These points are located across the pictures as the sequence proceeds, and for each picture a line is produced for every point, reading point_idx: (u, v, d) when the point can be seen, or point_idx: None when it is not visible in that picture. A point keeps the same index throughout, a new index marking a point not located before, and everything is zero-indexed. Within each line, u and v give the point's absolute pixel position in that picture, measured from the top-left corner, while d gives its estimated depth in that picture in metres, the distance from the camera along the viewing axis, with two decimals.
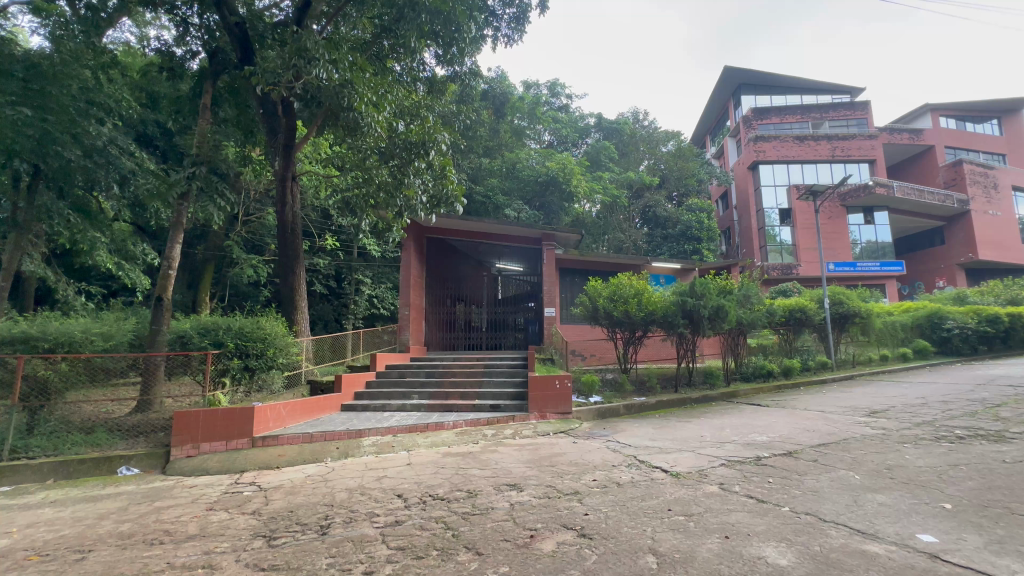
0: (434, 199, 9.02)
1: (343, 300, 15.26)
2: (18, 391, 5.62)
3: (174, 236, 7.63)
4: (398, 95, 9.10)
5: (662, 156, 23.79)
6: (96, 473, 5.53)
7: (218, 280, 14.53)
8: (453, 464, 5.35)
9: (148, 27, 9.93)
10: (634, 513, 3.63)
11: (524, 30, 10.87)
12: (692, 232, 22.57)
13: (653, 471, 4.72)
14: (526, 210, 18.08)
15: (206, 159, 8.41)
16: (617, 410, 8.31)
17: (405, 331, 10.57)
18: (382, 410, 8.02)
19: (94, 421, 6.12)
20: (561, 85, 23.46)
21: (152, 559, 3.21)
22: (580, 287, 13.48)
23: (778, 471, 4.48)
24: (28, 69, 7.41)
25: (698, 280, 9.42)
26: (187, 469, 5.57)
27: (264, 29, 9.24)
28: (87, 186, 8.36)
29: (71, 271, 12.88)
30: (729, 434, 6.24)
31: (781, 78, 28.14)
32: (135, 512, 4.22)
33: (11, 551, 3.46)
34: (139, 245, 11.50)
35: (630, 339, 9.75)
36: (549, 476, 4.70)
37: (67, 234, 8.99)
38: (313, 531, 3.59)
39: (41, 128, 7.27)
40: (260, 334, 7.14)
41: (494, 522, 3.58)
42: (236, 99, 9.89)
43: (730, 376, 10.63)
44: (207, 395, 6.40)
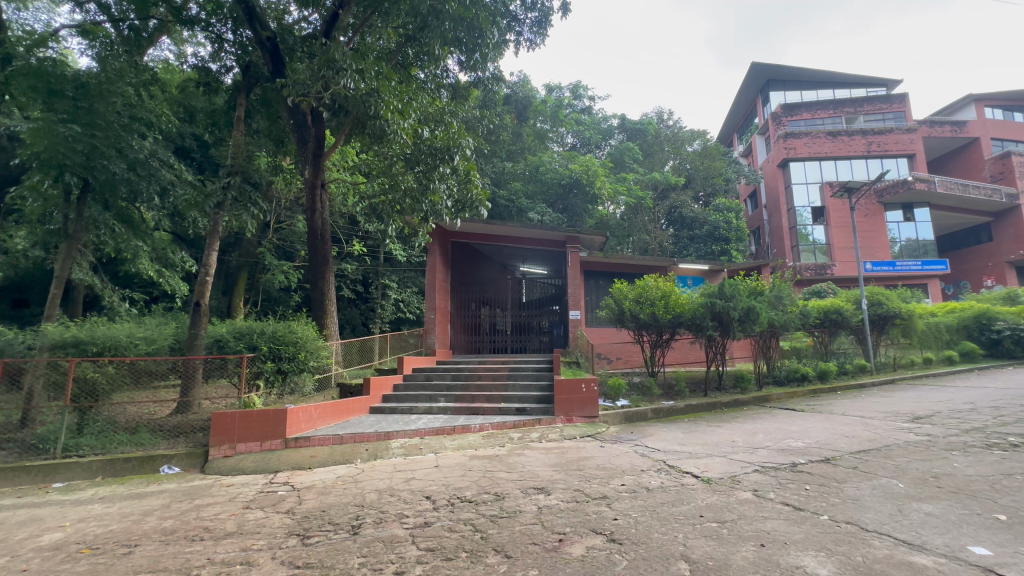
0: (459, 204, 9.32)
1: (370, 304, 15.63)
2: (69, 392, 5.97)
3: (210, 243, 7.92)
4: (422, 102, 9.21)
5: (687, 156, 23.41)
6: (140, 471, 5.79)
7: (251, 286, 15.03)
8: (480, 467, 5.38)
9: (185, 44, 10.38)
10: (664, 518, 3.57)
11: (547, 34, 10.81)
12: (721, 233, 21.98)
13: (684, 477, 4.63)
14: (550, 212, 17.99)
15: (240, 169, 8.81)
16: (645, 414, 8.19)
17: (431, 334, 10.71)
18: (409, 412, 8.14)
19: (138, 421, 6.39)
20: (583, 88, 23.36)
21: (193, 555, 3.33)
22: (606, 288, 13.34)
23: (816, 479, 4.32)
24: (78, 88, 7.74)
25: (727, 281, 9.21)
26: (225, 469, 5.77)
27: (294, 41, 9.54)
28: (131, 198, 8.73)
29: (116, 278, 13.55)
30: (762, 439, 6.06)
31: (811, 72, 27.36)
32: (177, 509, 4.39)
33: (64, 544, 3.65)
34: (178, 253, 12.14)
35: (658, 342, 9.60)
36: (576, 480, 4.66)
37: (112, 242, 9.43)
38: (344, 530, 3.65)
39: (89, 144, 7.60)
40: (293, 337, 7.35)
41: (523, 525, 3.58)
42: (268, 110, 10.19)
43: (763, 380, 10.36)
44: (243, 397, 6.57)
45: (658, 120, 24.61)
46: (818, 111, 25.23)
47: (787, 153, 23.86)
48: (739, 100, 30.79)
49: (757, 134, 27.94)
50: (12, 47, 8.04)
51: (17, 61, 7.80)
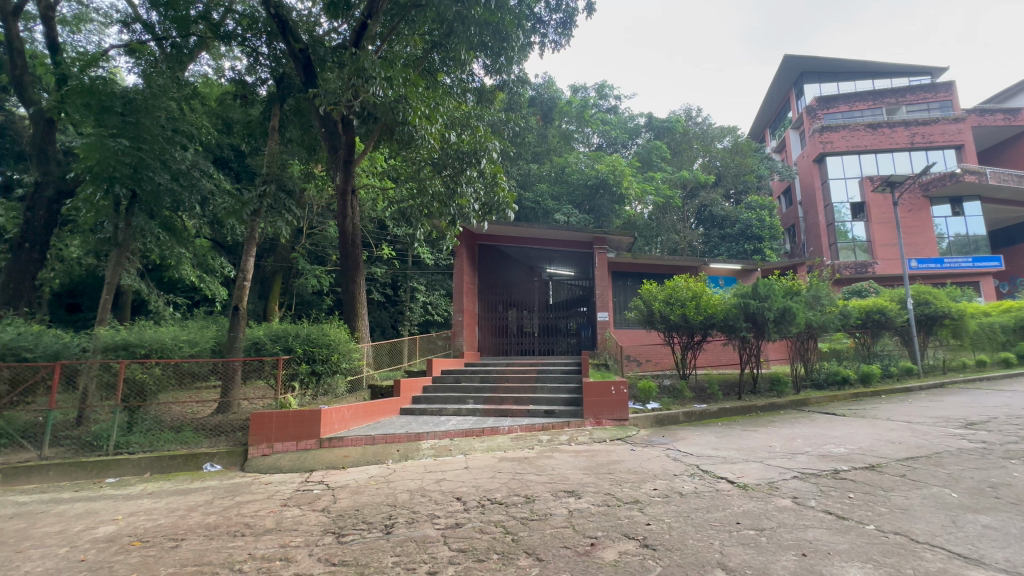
0: (486, 207, 9.38)
1: (399, 307, 15.91)
2: (120, 392, 6.32)
3: (248, 249, 8.22)
4: (449, 107, 9.23)
5: (717, 153, 22.85)
6: (185, 467, 6.07)
7: (285, 290, 15.52)
8: (509, 469, 5.39)
9: (223, 59, 10.83)
10: (699, 524, 3.49)
11: (572, 34, 10.68)
12: (753, 231, 21.31)
13: (718, 482, 4.51)
14: (576, 214, 17.85)
15: (275, 177, 9.11)
16: (677, 417, 8.02)
17: (459, 336, 10.81)
18: (438, 414, 8.23)
19: (183, 420, 6.68)
20: (609, 87, 23.13)
21: (235, 550, 3.45)
22: (634, 289, 13.15)
23: (861, 486, 4.13)
24: (126, 104, 8.13)
25: (761, 281, 8.95)
26: (263, 467, 5.97)
27: (325, 52, 9.79)
28: (174, 207, 9.13)
29: (160, 283, 14.22)
30: (801, 444, 5.84)
31: (848, 63, 26.29)
32: (220, 506, 4.56)
33: (117, 536, 3.85)
34: (217, 259, 12.65)
35: (689, 344, 9.40)
36: (607, 484, 4.60)
37: (158, 250, 9.90)
38: (378, 530, 3.72)
39: (136, 156, 7.99)
40: (325, 339, 7.53)
41: (554, 528, 3.56)
42: (301, 120, 10.50)
43: (800, 383, 9.99)
44: (279, 397, 6.77)
45: (687, 118, 24.13)
46: (857, 102, 24.19)
47: (823, 148, 23.00)
48: (771, 95, 29.88)
49: (790, 129, 27.05)
50: (69, 68, 8.59)
51: (72, 81, 8.29)
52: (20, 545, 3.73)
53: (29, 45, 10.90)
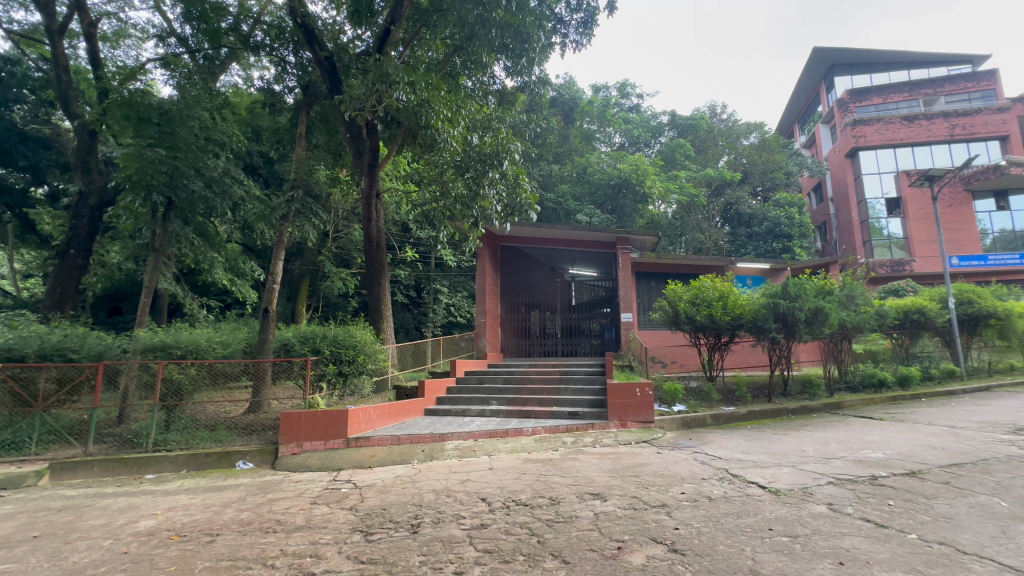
0: (508, 208, 9.39)
1: (423, 308, 16.09)
2: (158, 392, 6.58)
3: (276, 253, 8.42)
4: (471, 109, 9.29)
5: (744, 149, 22.35)
6: (219, 465, 6.27)
7: (313, 292, 15.89)
8: (534, 470, 5.38)
9: (252, 69, 11.18)
10: (729, 530, 3.41)
11: (593, 34, 10.56)
12: (782, 229, 20.72)
13: (748, 487, 4.40)
14: (598, 214, 17.69)
15: (302, 183, 9.36)
16: (704, 420, 7.86)
17: (482, 337, 10.85)
18: (462, 415, 8.29)
19: (216, 419, 6.89)
20: (631, 85, 22.90)
21: (268, 546, 3.54)
22: (658, 290, 12.97)
23: (901, 494, 3.96)
24: (162, 115, 8.44)
25: (791, 281, 8.69)
26: (293, 466, 6.11)
27: (349, 60, 9.97)
28: (207, 213, 9.42)
29: (194, 287, 14.73)
30: (836, 449, 5.65)
31: (881, 53, 25.36)
32: (252, 503, 4.69)
33: (157, 530, 4.00)
34: (248, 262, 13.05)
35: (716, 345, 9.21)
36: (633, 487, 4.54)
37: (192, 254, 10.25)
38: (405, 529, 3.76)
39: (171, 165, 8.28)
40: (352, 341, 7.67)
41: (580, 531, 3.53)
42: (327, 126, 10.75)
43: (834, 386, 9.67)
44: (308, 398, 6.90)
45: (711, 115, 23.67)
46: (891, 94, 23.27)
47: (855, 142, 22.20)
48: (800, 89, 29.08)
49: (820, 123, 26.26)
50: (110, 82, 9.01)
51: (113, 94, 8.67)
52: (68, 537, 3.92)
53: (73, 61, 11.48)
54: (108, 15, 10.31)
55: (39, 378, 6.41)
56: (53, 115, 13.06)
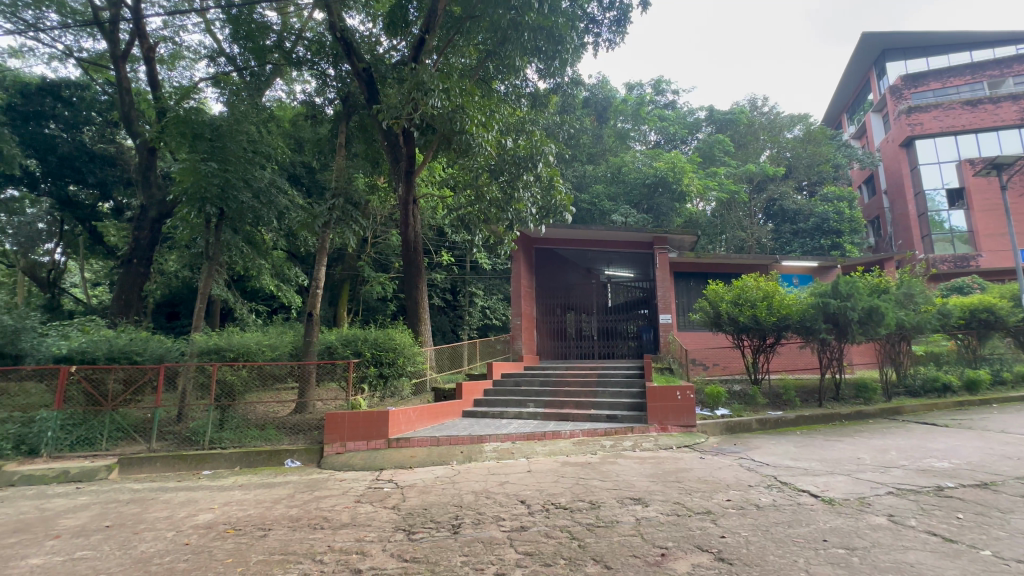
0: (543, 211, 9.55)
1: (458, 311, 16.30)
2: (213, 392, 6.97)
3: (319, 260, 8.72)
4: (504, 113, 9.40)
5: (787, 143, 21.48)
6: (269, 463, 6.55)
7: (353, 297, 16.40)
8: (573, 474, 5.33)
9: (295, 83, 11.67)
10: (779, 540, 3.27)
11: (626, 31, 10.35)
12: (831, 225, 19.72)
13: (799, 495, 4.21)
14: (634, 213, 17.37)
15: (343, 191, 9.73)
16: (749, 425, 7.57)
17: (518, 340, 10.88)
18: (500, 417, 8.33)
19: (266, 419, 7.21)
20: (666, 82, 22.45)
21: (316, 542, 3.67)
22: (698, 291, 12.62)
23: (971, 506, 3.69)
24: (214, 130, 8.93)
25: (842, 279, 8.25)
26: (338, 465, 6.32)
27: (386, 70, 10.25)
28: (255, 222, 9.85)
29: (244, 293, 15.48)
30: (896, 457, 5.32)
31: (939, 35, 23.73)
32: (301, 500, 4.88)
33: (214, 524, 4.22)
34: (292, 269, 13.63)
35: (761, 347, 8.86)
36: (676, 493, 4.43)
37: (242, 262, 10.77)
38: (446, 529, 3.81)
39: (223, 177, 8.73)
40: (391, 344, 7.88)
41: (621, 536, 3.47)
42: (365, 135, 11.06)
43: (892, 390, 9.12)
44: (351, 399, 7.09)
45: (751, 109, 22.84)
46: (952, 78, 21.80)
47: (911, 131, 20.91)
48: (848, 77, 27.67)
49: (871, 112, 24.89)
50: (167, 102, 9.63)
51: (170, 113, 9.24)
52: (136, 528, 4.20)
53: (134, 83, 12.34)
54: (164, 40, 11.03)
55: (108, 379, 6.90)
56: (118, 135, 14.08)
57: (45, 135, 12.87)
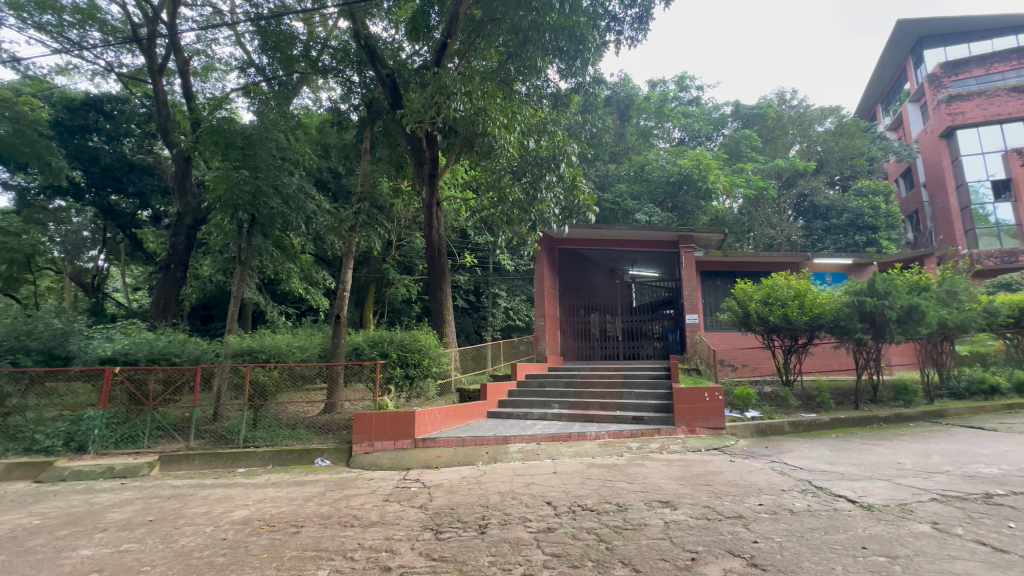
0: (566, 211, 9.44)
1: (482, 312, 16.39)
2: (247, 393, 7.20)
3: (346, 262, 8.88)
4: (525, 114, 9.42)
5: (818, 137, 20.81)
6: (300, 462, 6.73)
7: (379, 299, 16.68)
8: (599, 475, 5.30)
9: (320, 91, 11.94)
10: (816, 546, 3.17)
11: (649, 28, 10.21)
12: (866, 220, 18.99)
13: (836, 501, 4.07)
14: (658, 212, 17.11)
15: (368, 195, 9.91)
16: (781, 427, 7.36)
17: (542, 340, 10.87)
18: (524, 418, 8.34)
19: (297, 419, 7.40)
20: (689, 78, 22.06)
21: (347, 539, 3.75)
22: (726, 289, 12.34)
23: (1023, 515, 3.50)
24: (245, 139, 9.22)
25: (879, 276, 7.94)
26: (367, 464, 6.44)
27: (409, 75, 10.41)
28: (284, 227, 10.11)
29: (274, 296, 15.91)
30: (940, 462, 5.08)
31: (982, 19, 22.59)
32: (331, 498, 4.99)
33: (250, 520, 4.36)
34: (320, 272, 13.93)
35: (793, 348, 8.61)
36: (705, 496, 4.34)
37: (271, 266, 11.07)
38: (473, 529, 3.84)
39: (254, 184, 9.00)
40: (417, 345, 7.98)
41: (650, 539, 3.43)
42: (389, 139, 11.20)
43: (934, 392, 8.72)
44: (378, 400, 7.21)
45: (780, 102, 22.21)
46: (997, 64, 20.58)
47: (951, 121, 20.05)
48: (883, 67, 26.64)
49: (908, 102, 23.88)
50: (201, 112, 10.01)
51: (204, 123, 9.58)
52: (177, 523, 4.37)
53: (170, 96, 12.85)
54: (197, 53, 11.46)
55: (149, 379, 7.21)
56: (155, 146, 14.69)
57: (89, 148, 13.53)
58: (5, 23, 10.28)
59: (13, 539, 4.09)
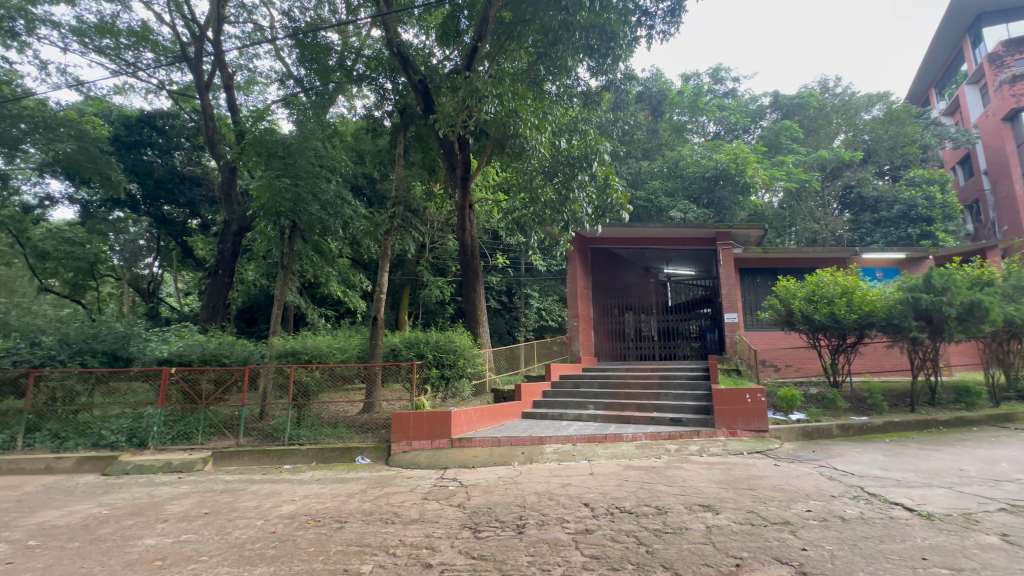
0: (599, 210, 9.37)
1: (514, 313, 16.45)
2: (291, 392, 7.50)
3: (382, 265, 9.10)
4: (556, 114, 9.45)
5: (864, 125, 19.79)
6: (342, 459, 6.94)
7: (414, 301, 17.02)
8: (637, 478, 5.21)
9: (355, 99, 12.28)
10: (870, 556, 3.02)
11: (681, 21, 9.97)
12: (919, 211, 17.84)
13: (891, 509, 3.86)
14: (694, 209, 16.70)
15: (402, 199, 10.13)
16: (829, 431, 7.04)
17: (576, 341, 10.79)
18: (559, 418, 8.32)
19: (337, 418, 7.65)
20: (725, 69, 21.45)
21: (389, 535, 3.85)
22: (767, 287, 11.92)
23: None
24: (285, 148, 9.61)
25: (935, 271, 7.48)
26: (405, 462, 6.58)
27: (440, 79, 10.53)
28: (323, 232, 10.46)
29: (314, 299, 16.48)
30: (1008, 470, 4.73)
31: None
32: (372, 495, 5.14)
33: (297, 514, 4.55)
34: (357, 275, 14.33)
35: (841, 347, 8.22)
36: (749, 501, 4.21)
37: (312, 270, 11.47)
38: (511, 529, 3.87)
39: (295, 192, 9.37)
40: (452, 346, 8.12)
41: (691, 543, 3.36)
42: (422, 144, 11.41)
43: (1000, 395, 8.14)
44: (415, 399, 7.35)
45: (822, 90, 21.24)
46: None
47: (1016, 103, 18.68)
48: (937, 49, 25.05)
49: (966, 85, 22.37)
50: (245, 124, 10.52)
51: (248, 135, 10.05)
52: (230, 516, 4.60)
53: (216, 110, 13.54)
54: (240, 68, 12.05)
55: (202, 379, 7.61)
56: (203, 158, 15.53)
57: (144, 162, 14.42)
58: (69, 48, 11.10)
59: (86, 527, 4.41)
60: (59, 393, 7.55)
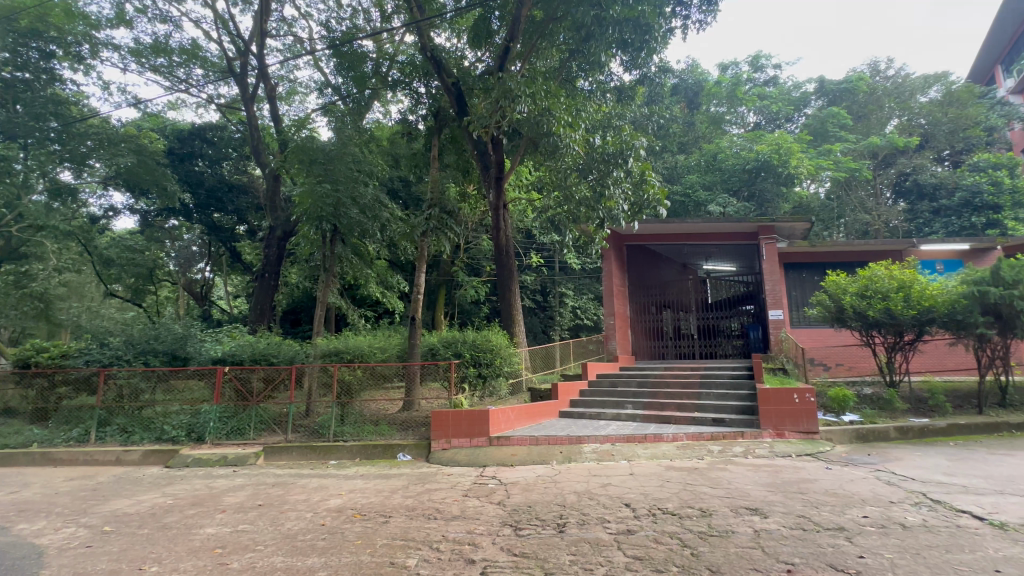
0: (635, 207, 9.12)
1: (549, 312, 16.40)
2: (335, 390, 7.79)
3: (418, 266, 9.28)
4: (590, 111, 9.41)
5: (920, 108, 18.58)
6: (384, 456, 7.13)
7: (449, 301, 17.27)
8: (679, 479, 5.10)
9: (389, 104, 12.57)
10: (936, 566, 2.84)
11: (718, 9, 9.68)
12: (984, 200, 16.30)
13: (959, 517, 3.62)
14: (734, 202, 16.16)
15: (437, 201, 10.28)
16: (886, 433, 6.66)
17: (612, 340, 10.64)
18: (598, 418, 8.26)
19: (379, 416, 7.87)
20: (765, 57, 20.65)
21: (431, 530, 3.93)
22: (814, 283, 11.39)
23: None
24: (325, 155, 9.93)
25: (1004, 262, 6.93)
26: (445, 460, 6.69)
27: (473, 80, 10.59)
28: (361, 235, 10.74)
29: (353, 300, 16.99)
30: None
31: None
32: (414, 491, 5.25)
33: (343, 508, 4.71)
34: (394, 277, 14.67)
35: (898, 345, 7.75)
36: (800, 505, 4.04)
37: (351, 272, 11.81)
38: (552, 527, 3.87)
39: (335, 196, 9.68)
40: (488, 345, 8.22)
41: (739, 547, 3.26)
42: (456, 146, 11.56)
43: None
44: (453, 398, 7.47)
45: (872, 74, 20.12)
46: None
47: None
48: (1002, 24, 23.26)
49: None
50: (288, 133, 10.97)
51: (291, 143, 10.46)
52: (282, 508, 4.81)
53: (261, 120, 14.16)
54: (282, 79, 12.55)
55: (253, 378, 8.03)
56: (248, 167, 16.28)
57: (195, 172, 15.27)
58: (128, 68, 11.88)
59: (153, 516, 4.72)
60: (125, 390, 8.11)
